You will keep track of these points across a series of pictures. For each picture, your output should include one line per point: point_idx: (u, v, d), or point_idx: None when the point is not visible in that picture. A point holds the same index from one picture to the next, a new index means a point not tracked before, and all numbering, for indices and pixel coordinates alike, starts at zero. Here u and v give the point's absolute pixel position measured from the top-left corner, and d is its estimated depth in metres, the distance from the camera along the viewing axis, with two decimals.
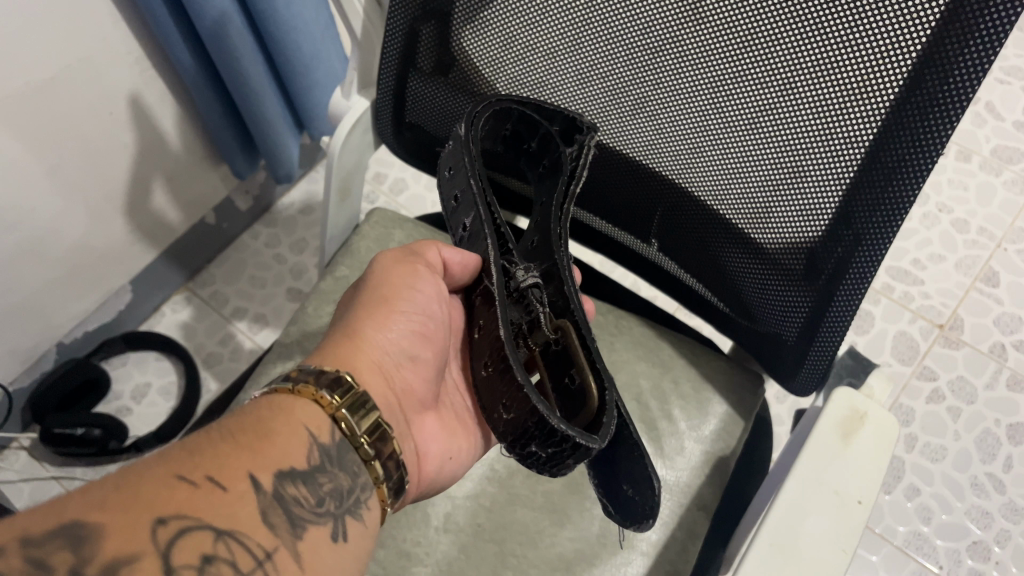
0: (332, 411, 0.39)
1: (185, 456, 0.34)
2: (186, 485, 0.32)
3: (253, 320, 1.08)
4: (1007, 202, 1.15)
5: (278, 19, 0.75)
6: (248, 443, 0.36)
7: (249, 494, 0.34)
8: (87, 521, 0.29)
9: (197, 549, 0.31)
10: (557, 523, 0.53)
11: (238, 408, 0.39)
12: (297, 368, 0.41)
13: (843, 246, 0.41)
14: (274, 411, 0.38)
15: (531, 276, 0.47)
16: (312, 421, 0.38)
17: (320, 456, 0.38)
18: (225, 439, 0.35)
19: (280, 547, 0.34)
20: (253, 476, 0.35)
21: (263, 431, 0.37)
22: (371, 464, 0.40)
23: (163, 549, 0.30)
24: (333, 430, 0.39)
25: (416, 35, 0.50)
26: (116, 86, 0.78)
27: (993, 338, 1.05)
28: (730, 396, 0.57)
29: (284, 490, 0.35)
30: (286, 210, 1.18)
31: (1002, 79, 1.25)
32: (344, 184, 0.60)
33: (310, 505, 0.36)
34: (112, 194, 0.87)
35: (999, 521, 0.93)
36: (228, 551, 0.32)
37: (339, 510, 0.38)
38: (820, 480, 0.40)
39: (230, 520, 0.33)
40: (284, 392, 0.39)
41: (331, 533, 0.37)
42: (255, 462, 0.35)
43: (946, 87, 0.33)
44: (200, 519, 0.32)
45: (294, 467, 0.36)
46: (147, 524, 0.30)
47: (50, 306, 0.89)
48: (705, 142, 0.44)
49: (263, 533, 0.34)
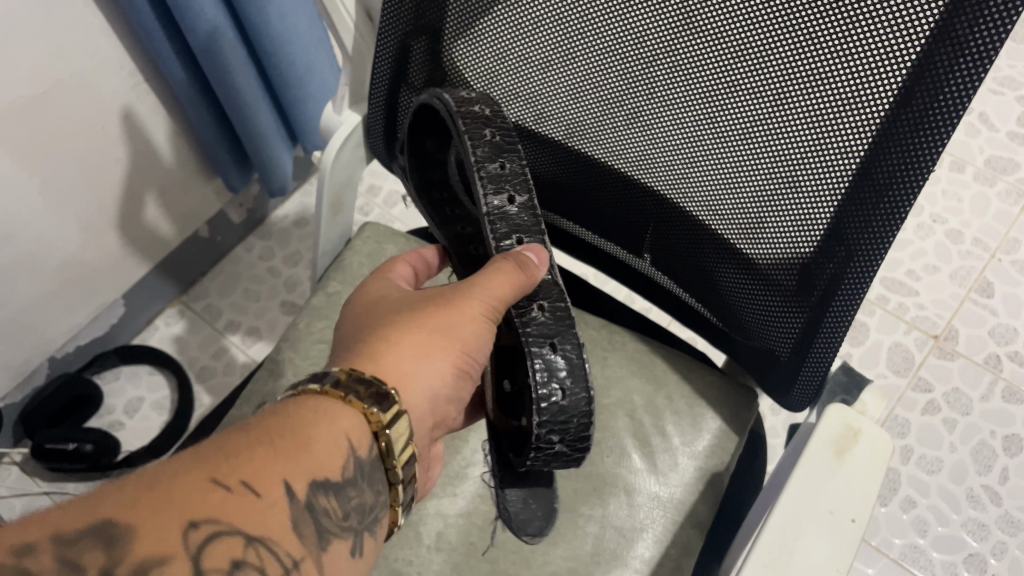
0: (376, 427, 0.37)
1: (221, 457, 0.33)
2: (221, 490, 0.32)
3: (246, 334, 1.08)
4: (1001, 213, 1.15)
5: (271, 32, 0.75)
6: (287, 450, 0.34)
7: (282, 503, 0.33)
8: (118, 521, 0.29)
9: (227, 554, 0.31)
10: (551, 541, 0.52)
11: (280, 404, 0.37)
12: (347, 371, 0.38)
13: (835, 262, 0.40)
14: (318, 419, 0.36)
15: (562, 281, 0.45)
16: (355, 434, 0.37)
17: (354, 469, 0.36)
18: (264, 443, 0.34)
19: (306, 557, 0.34)
20: (288, 484, 0.34)
21: (302, 435, 0.35)
22: (395, 486, 0.39)
23: (194, 554, 0.30)
24: (372, 447, 0.37)
25: (407, 50, 0.51)
26: (107, 100, 0.78)
27: (988, 349, 1.04)
28: (724, 412, 0.57)
29: (316, 501, 0.35)
30: (280, 223, 1.17)
31: (995, 90, 1.26)
32: (335, 199, 0.60)
33: (337, 518, 0.36)
34: (105, 209, 0.86)
35: (995, 533, 0.93)
36: (258, 558, 0.32)
37: (360, 525, 0.37)
38: (814, 500, 0.40)
39: (261, 527, 0.32)
40: (334, 397, 0.37)
41: (351, 547, 0.36)
42: (291, 470, 0.34)
43: (938, 103, 0.33)
44: (232, 525, 0.31)
45: (328, 478, 0.35)
46: (180, 527, 0.30)
47: (42, 320, 0.89)
48: (698, 156, 0.44)
49: (291, 542, 0.33)
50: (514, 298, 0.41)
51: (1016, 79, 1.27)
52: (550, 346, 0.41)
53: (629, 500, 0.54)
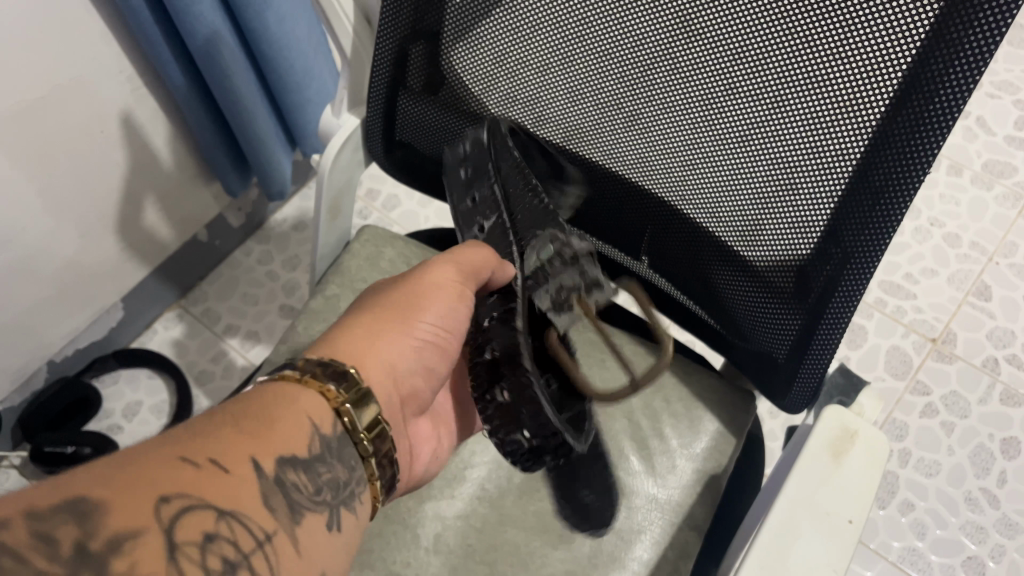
0: (337, 404, 0.39)
1: (187, 437, 0.33)
2: (190, 467, 0.32)
3: (245, 337, 1.08)
4: (999, 217, 1.15)
5: (270, 38, 0.75)
6: (251, 430, 0.35)
7: (251, 477, 0.34)
8: (90, 496, 0.29)
9: (200, 527, 0.31)
10: (549, 543, 0.53)
11: (242, 393, 0.38)
12: (302, 359, 0.40)
13: (831, 264, 0.41)
14: (279, 400, 0.38)
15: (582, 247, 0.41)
16: (316, 413, 0.38)
17: (320, 446, 0.38)
18: (228, 423, 0.35)
19: (279, 531, 0.34)
20: (255, 460, 0.34)
21: (264, 418, 0.37)
22: (368, 460, 0.40)
23: (167, 526, 0.30)
24: (335, 423, 0.39)
25: (405, 54, 0.50)
26: (107, 103, 0.78)
27: (985, 352, 1.05)
28: (721, 414, 0.57)
29: (285, 476, 0.35)
30: (279, 226, 1.17)
31: (992, 94, 1.26)
32: (334, 202, 0.60)
33: (308, 493, 0.37)
34: (104, 212, 0.87)
35: (993, 536, 0.93)
36: (231, 530, 0.32)
37: (335, 500, 0.38)
38: (811, 502, 0.40)
39: (231, 501, 0.33)
40: (291, 380, 0.39)
41: (327, 521, 0.37)
42: (257, 447, 0.35)
43: (933, 106, 0.33)
44: (203, 499, 0.32)
45: (295, 454, 0.36)
46: (152, 501, 0.30)
47: (40, 325, 0.89)
48: (696, 159, 0.44)
49: (262, 516, 0.34)
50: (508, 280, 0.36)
51: (1014, 84, 1.27)
52: None
53: (627, 502, 0.54)
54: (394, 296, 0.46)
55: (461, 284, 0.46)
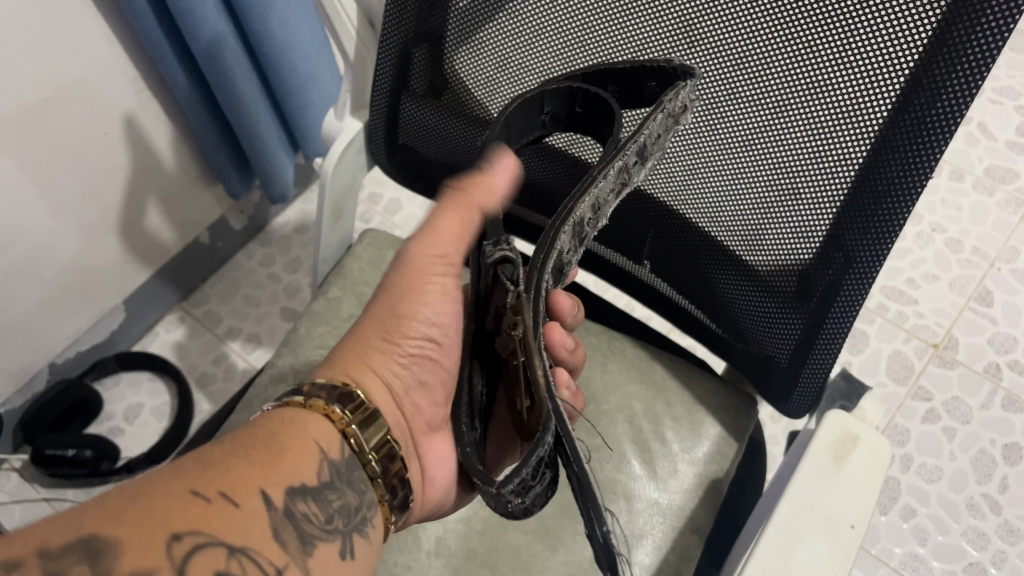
0: (342, 426, 0.40)
1: (200, 471, 0.35)
2: (200, 501, 0.34)
3: (247, 340, 1.08)
4: (1000, 222, 1.15)
5: (273, 41, 0.75)
6: (262, 460, 0.37)
7: (261, 510, 0.35)
8: (103, 534, 0.31)
9: (209, 567, 0.32)
10: (550, 547, 0.53)
11: (252, 419, 0.40)
12: (308, 384, 0.42)
13: (834, 268, 0.40)
14: (286, 425, 0.39)
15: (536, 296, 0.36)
16: (323, 438, 0.39)
17: (329, 472, 0.39)
18: (240, 453, 0.37)
19: (290, 564, 0.35)
20: (264, 493, 0.36)
21: (274, 446, 0.38)
22: (376, 482, 0.41)
23: (178, 566, 0.31)
24: (343, 446, 0.40)
25: (408, 58, 0.50)
26: (111, 106, 0.78)
27: (987, 358, 1.04)
28: (724, 418, 0.57)
29: (294, 506, 0.37)
30: (281, 229, 1.17)
31: (994, 99, 1.26)
32: (335, 206, 0.60)
33: (320, 522, 0.37)
34: (106, 215, 0.87)
35: (995, 542, 0.93)
36: (241, 568, 0.33)
37: (347, 527, 0.39)
38: (812, 506, 0.40)
39: (242, 538, 0.34)
40: (296, 405, 0.41)
41: (339, 550, 0.38)
42: (266, 479, 0.36)
43: (934, 112, 0.33)
44: (214, 535, 0.33)
45: (305, 484, 0.37)
46: (163, 539, 0.32)
47: (40, 328, 0.89)
48: (699, 164, 0.44)
49: (274, 550, 0.35)
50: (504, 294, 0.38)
51: (1015, 89, 1.27)
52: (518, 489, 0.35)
53: (628, 506, 0.54)
54: (374, 310, 0.47)
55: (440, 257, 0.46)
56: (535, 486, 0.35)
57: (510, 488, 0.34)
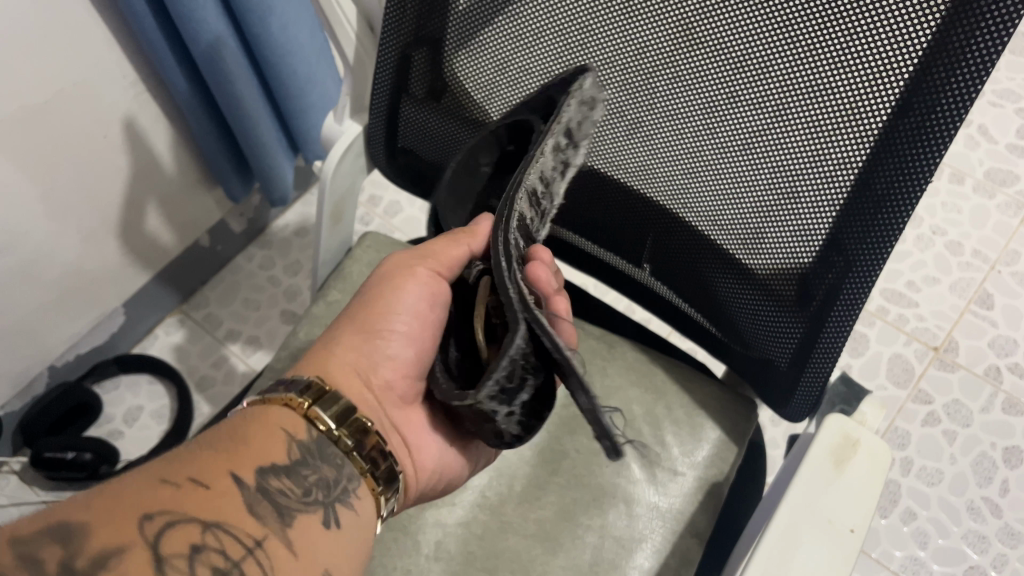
0: (305, 411, 0.40)
1: (164, 465, 0.36)
2: (169, 486, 0.34)
3: (246, 343, 1.08)
4: (1001, 225, 1.15)
5: (273, 44, 0.75)
6: (227, 450, 0.37)
7: (233, 491, 0.36)
8: (73, 521, 0.31)
9: (187, 540, 0.32)
10: (550, 551, 0.52)
11: (215, 427, 0.40)
12: (270, 386, 0.42)
13: (834, 272, 0.40)
14: (248, 422, 0.39)
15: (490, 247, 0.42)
16: (288, 425, 0.40)
17: (300, 452, 0.39)
18: (203, 447, 0.37)
19: (269, 535, 0.35)
20: (233, 474, 0.36)
21: (239, 438, 0.38)
22: (353, 456, 0.41)
23: (152, 540, 0.32)
24: (310, 429, 0.40)
25: (408, 60, 0.50)
26: (111, 110, 0.78)
27: (988, 361, 1.04)
28: (723, 422, 0.57)
29: (268, 484, 0.37)
30: (281, 232, 1.17)
31: (994, 102, 1.26)
32: (335, 209, 0.60)
33: (296, 496, 0.37)
34: (106, 218, 0.87)
35: (995, 545, 0.92)
36: (218, 540, 0.33)
37: (327, 499, 0.38)
38: (814, 511, 0.40)
39: (216, 513, 0.34)
40: (258, 405, 0.41)
41: (322, 519, 0.38)
42: (234, 462, 0.37)
43: (934, 117, 0.33)
44: (186, 512, 0.33)
45: (275, 463, 0.38)
46: (133, 519, 0.32)
47: (41, 330, 0.89)
48: (697, 165, 0.44)
49: (250, 523, 0.35)
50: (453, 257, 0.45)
51: (1015, 91, 1.27)
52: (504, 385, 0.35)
53: (628, 509, 0.54)
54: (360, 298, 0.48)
55: (414, 267, 0.45)
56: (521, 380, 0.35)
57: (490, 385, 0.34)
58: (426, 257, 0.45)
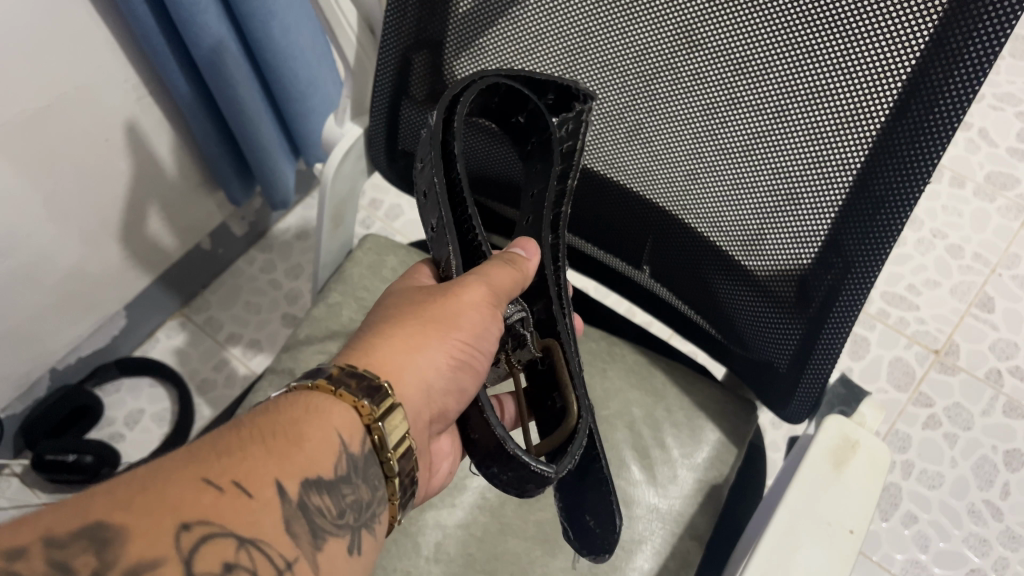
0: (369, 421, 0.38)
1: (211, 457, 0.33)
2: (213, 490, 0.31)
3: (247, 346, 1.08)
4: (1001, 228, 1.15)
5: (275, 47, 0.76)
6: (277, 448, 0.35)
7: (273, 502, 0.33)
8: (110, 522, 0.29)
9: (220, 557, 0.30)
10: (549, 553, 0.53)
11: (272, 400, 0.38)
12: (336, 367, 0.39)
13: (832, 274, 0.41)
14: (308, 413, 0.37)
15: (520, 313, 0.47)
16: (346, 429, 0.37)
17: (347, 466, 0.37)
18: (254, 440, 0.35)
19: (300, 558, 0.34)
20: (279, 484, 0.34)
21: (294, 434, 0.36)
22: (390, 479, 0.39)
23: (187, 556, 0.30)
24: (363, 440, 0.38)
25: (408, 64, 0.50)
26: (113, 114, 0.78)
27: (990, 364, 1.04)
28: (723, 424, 0.57)
29: (308, 499, 0.35)
30: (282, 235, 1.18)
31: (995, 105, 1.27)
32: (336, 211, 0.60)
33: (331, 516, 0.36)
34: (107, 221, 0.87)
35: (997, 548, 0.92)
36: (250, 560, 0.32)
37: (356, 522, 0.37)
38: (813, 514, 0.40)
39: (253, 528, 0.32)
40: (324, 393, 0.38)
41: (347, 545, 0.36)
42: (282, 469, 0.34)
43: (932, 117, 0.33)
44: (224, 527, 0.31)
45: (321, 476, 0.35)
46: (172, 528, 0.30)
47: (43, 333, 0.89)
48: (698, 169, 0.44)
49: (284, 543, 0.33)
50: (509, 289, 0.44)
51: (1016, 95, 1.27)
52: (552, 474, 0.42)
53: (628, 512, 0.54)
54: (421, 305, 0.44)
55: (494, 308, 0.43)
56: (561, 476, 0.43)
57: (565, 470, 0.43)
58: (500, 302, 0.44)
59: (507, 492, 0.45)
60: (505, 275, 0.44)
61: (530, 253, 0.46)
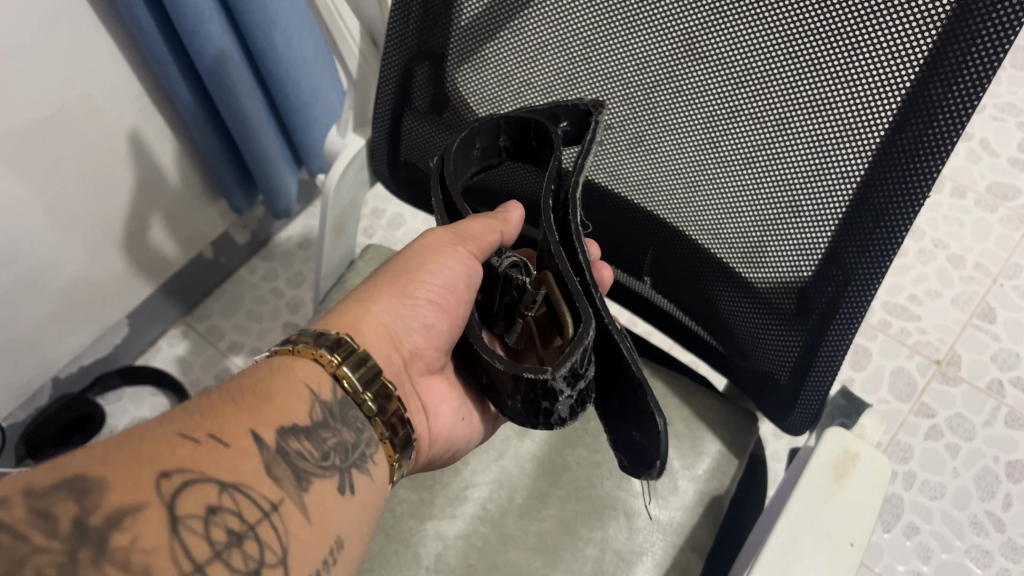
0: (333, 369, 0.40)
1: (184, 419, 0.35)
2: (188, 443, 0.34)
3: (249, 354, 1.08)
4: (1002, 239, 1.15)
5: (278, 58, 0.76)
6: (250, 404, 0.37)
7: (251, 450, 0.35)
8: (88, 477, 0.31)
9: (201, 500, 0.32)
10: (550, 564, 0.52)
11: (245, 368, 0.40)
12: (298, 332, 0.42)
13: (833, 285, 0.41)
14: (276, 371, 0.39)
15: (510, 258, 0.45)
16: (314, 380, 0.39)
17: (322, 412, 0.39)
18: (226, 400, 0.37)
19: (286, 500, 0.35)
20: (255, 433, 0.36)
21: (263, 391, 0.38)
22: (373, 420, 0.41)
23: (167, 500, 0.32)
24: (335, 388, 0.40)
25: (410, 74, 0.51)
26: (117, 122, 0.79)
27: (991, 374, 1.04)
28: (724, 435, 0.57)
29: (287, 445, 0.37)
30: (284, 244, 1.18)
31: (996, 116, 1.27)
32: (338, 221, 0.60)
33: (315, 460, 0.38)
34: (110, 230, 0.87)
35: (999, 560, 0.92)
36: (235, 502, 0.33)
37: (344, 464, 0.39)
38: (812, 526, 0.40)
39: (234, 474, 0.34)
40: (286, 353, 0.41)
41: (338, 486, 0.38)
42: (255, 420, 0.36)
43: (932, 131, 0.33)
44: (204, 472, 0.33)
45: (297, 424, 0.38)
46: (152, 476, 0.32)
47: (44, 342, 0.89)
48: (698, 180, 0.44)
49: (267, 486, 0.35)
50: (478, 234, 0.45)
51: (1017, 106, 1.28)
52: (567, 386, 0.37)
53: (628, 523, 0.54)
54: (403, 255, 0.47)
55: (454, 245, 0.44)
56: (581, 380, 0.38)
57: (565, 370, 0.36)
58: (464, 238, 0.44)
59: (539, 428, 0.40)
60: (474, 224, 0.45)
61: (512, 211, 0.48)
